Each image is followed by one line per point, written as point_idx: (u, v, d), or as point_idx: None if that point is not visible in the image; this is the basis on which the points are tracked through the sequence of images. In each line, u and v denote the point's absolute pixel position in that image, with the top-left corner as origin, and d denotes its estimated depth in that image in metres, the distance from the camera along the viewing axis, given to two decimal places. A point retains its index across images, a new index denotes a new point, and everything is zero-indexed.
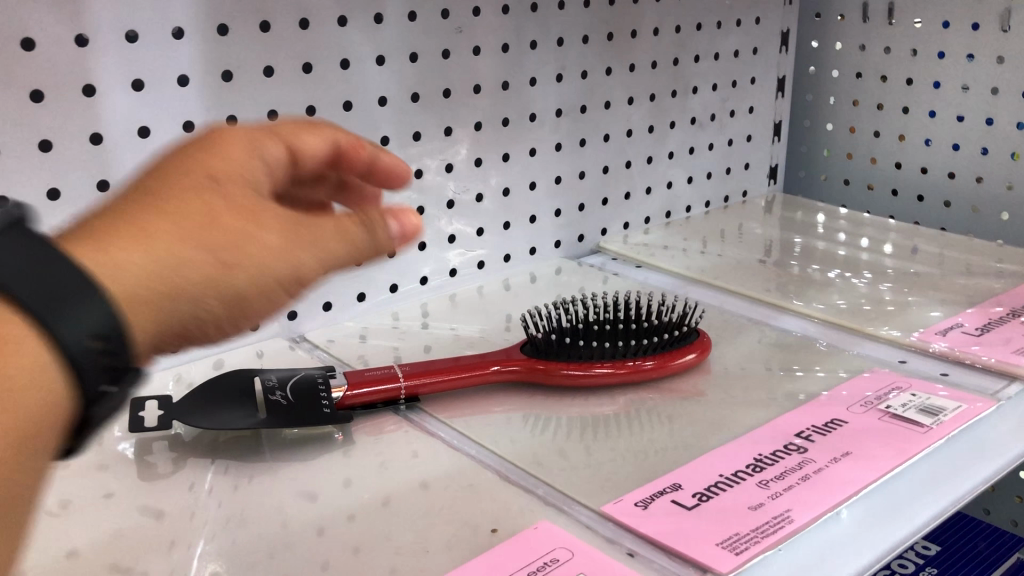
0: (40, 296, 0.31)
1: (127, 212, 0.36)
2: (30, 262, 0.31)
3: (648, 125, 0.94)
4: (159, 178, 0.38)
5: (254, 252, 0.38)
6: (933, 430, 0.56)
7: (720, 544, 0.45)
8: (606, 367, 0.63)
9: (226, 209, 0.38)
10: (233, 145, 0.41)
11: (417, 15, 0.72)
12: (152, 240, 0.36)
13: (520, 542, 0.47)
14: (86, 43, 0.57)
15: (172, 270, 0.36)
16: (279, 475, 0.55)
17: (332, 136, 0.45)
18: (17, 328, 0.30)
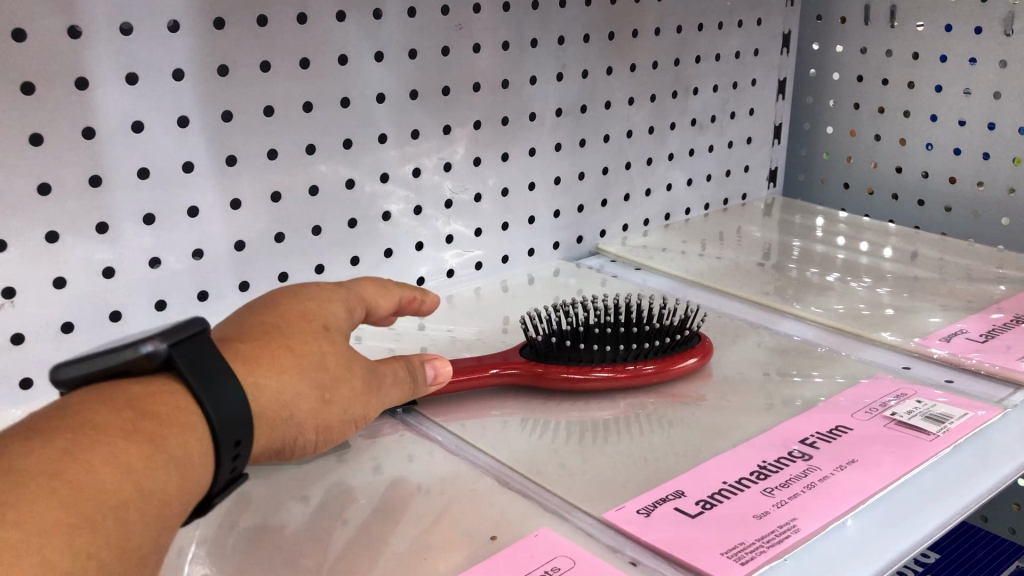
0: (209, 385, 0.40)
1: (265, 348, 0.46)
2: (206, 364, 0.41)
3: (648, 126, 0.93)
4: (282, 320, 0.48)
5: (344, 397, 0.49)
6: (940, 437, 0.55)
7: (724, 554, 0.44)
8: (606, 371, 0.62)
9: (334, 359, 0.48)
10: (330, 302, 0.51)
11: (417, 11, 0.71)
12: (287, 376, 0.45)
13: (520, 550, 0.46)
14: (79, 35, 0.56)
15: (292, 403, 0.46)
16: (272, 479, 0.53)
17: (397, 296, 0.56)
18: (190, 415, 0.40)
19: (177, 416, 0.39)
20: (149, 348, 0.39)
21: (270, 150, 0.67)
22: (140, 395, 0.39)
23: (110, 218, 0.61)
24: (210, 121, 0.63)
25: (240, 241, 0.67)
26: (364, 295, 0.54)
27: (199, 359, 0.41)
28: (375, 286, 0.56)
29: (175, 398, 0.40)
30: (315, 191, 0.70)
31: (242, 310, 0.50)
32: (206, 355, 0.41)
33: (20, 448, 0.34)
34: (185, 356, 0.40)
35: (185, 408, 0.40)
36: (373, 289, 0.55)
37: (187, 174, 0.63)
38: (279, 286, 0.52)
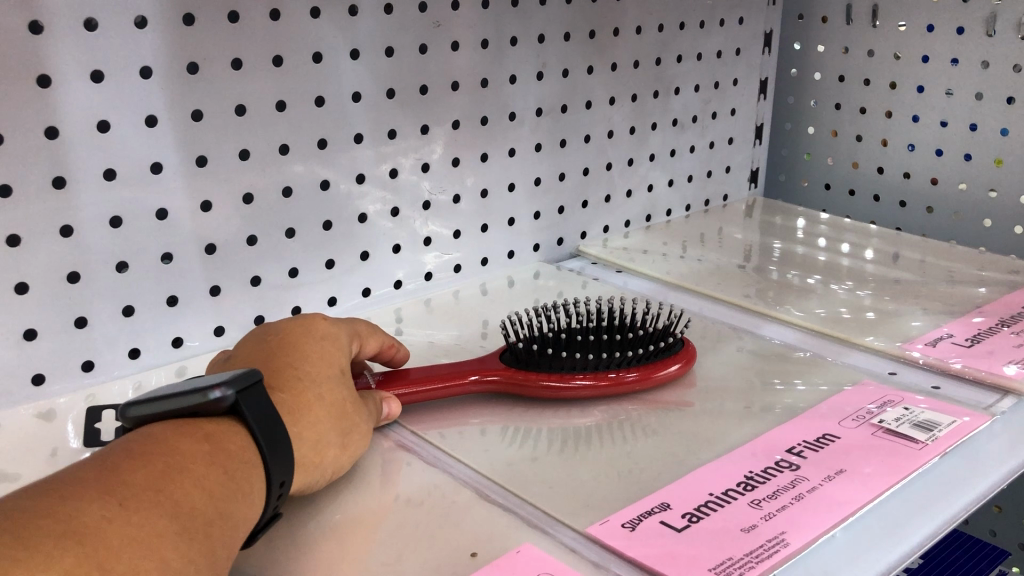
0: (266, 431, 0.45)
1: (297, 395, 0.49)
2: (264, 411, 0.45)
3: (630, 126, 0.92)
4: (309, 362, 0.51)
5: (362, 437, 0.52)
6: (928, 446, 0.54)
7: (713, 569, 0.43)
8: (586, 380, 0.60)
9: (351, 404, 0.52)
10: (339, 343, 0.54)
11: (393, 8, 0.69)
12: (319, 423, 0.49)
13: (502, 567, 0.44)
14: (40, 30, 0.54)
15: (321, 450, 0.49)
16: None
17: (381, 338, 0.60)
18: (250, 455, 0.44)
19: (241, 454, 0.43)
20: (218, 395, 0.43)
21: (242, 150, 0.65)
22: (210, 434, 0.43)
23: (74, 221, 0.58)
24: (179, 120, 0.61)
25: (211, 244, 0.65)
26: (364, 334, 0.58)
27: (257, 405, 0.45)
28: (370, 327, 0.59)
29: (237, 439, 0.44)
30: (288, 193, 0.68)
31: (262, 348, 0.52)
32: (264, 403, 0.45)
33: (124, 469, 0.39)
34: (248, 403, 0.44)
35: (247, 449, 0.44)
36: (369, 331, 0.59)
37: (155, 176, 0.61)
38: (290, 322, 0.55)
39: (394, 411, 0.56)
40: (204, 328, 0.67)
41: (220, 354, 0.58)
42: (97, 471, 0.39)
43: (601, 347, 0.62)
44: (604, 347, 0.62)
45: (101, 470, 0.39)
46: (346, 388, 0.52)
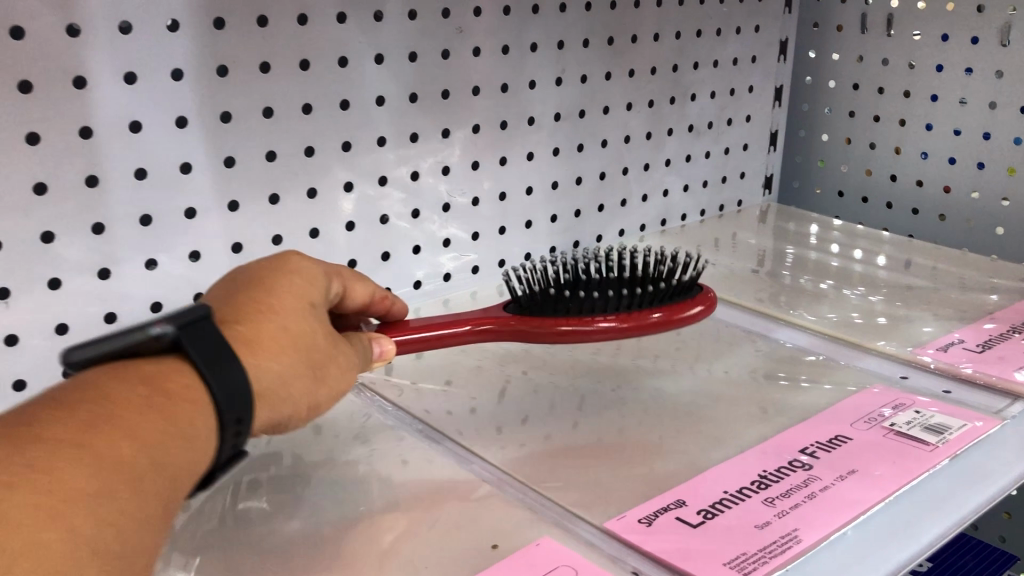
0: (214, 368, 0.43)
1: (260, 327, 0.47)
2: (211, 347, 0.43)
3: (645, 131, 0.93)
4: (274, 296, 0.49)
5: (333, 372, 0.50)
6: (939, 448, 0.55)
7: (727, 564, 0.44)
8: (611, 320, 0.63)
9: (321, 338, 0.49)
10: (312, 279, 0.52)
11: (418, 14, 0.71)
12: (284, 354, 0.47)
13: (522, 558, 0.46)
14: (77, 34, 0.55)
15: (286, 383, 0.47)
16: (276, 489, 0.54)
17: (370, 288, 0.58)
18: (196, 394, 0.42)
19: (184, 393, 0.42)
20: (158, 331, 0.42)
21: (269, 151, 0.66)
22: (153, 375, 0.42)
23: (106, 219, 0.60)
24: (208, 122, 0.62)
25: (237, 244, 0.67)
26: (345, 277, 0.56)
27: (203, 341, 0.43)
28: (351, 273, 0.57)
29: (181, 378, 0.42)
30: (313, 194, 0.70)
31: (230, 285, 0.50)
32: (212, 338, 0.43)
33: (44, 421, 0.37)
34: (191, 338, 0.43)
35: (193, 388, 0.42)
36: (349, 274, 0.57)
37: (185, 176, 0.63)
38: (262, 261, 0.52)
39: (388, 349, 0.56)
40: None
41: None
42: (12, 425, 0.37)
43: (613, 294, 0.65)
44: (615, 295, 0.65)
45: (18, 421, 0.37)
46: (315, 321, 0.50)
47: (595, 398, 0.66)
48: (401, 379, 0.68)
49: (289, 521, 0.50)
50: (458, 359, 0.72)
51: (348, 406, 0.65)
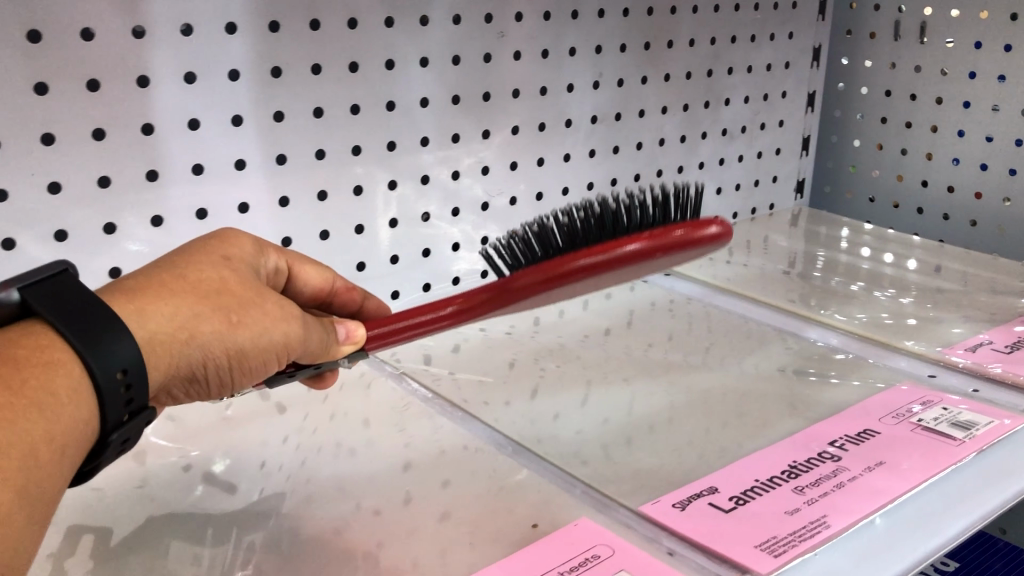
0: (78, 323, 0.38)
1: (158, 277, 0.44)
2: (67, 301, 0.39)
3: (680, 134, 0.95)
4: (182, 253, 0.47)
5: (256, 315, 0.46)
6: (965, 443, 0.56)
7: (757, 547, 0.46)
8: (640, 243, 0.56)
9: (234, 281, 0.47)
10: (237, 245, 0.51)
11: (461, 19, 0.73)
12: (182, 295, 0.44)
13: (562, 537, 0.48)
14: (142, 35, 0.58)
15: (187, 324, 0.43)
16: (329, 472, 0.57)
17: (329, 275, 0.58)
18: (56, 355, 0.37)
19: (42, 356, 0.37)
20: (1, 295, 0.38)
21: (318, 150, 0.69)
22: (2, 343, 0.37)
23: (164, 212, 0.63)
24: (262, 120, 0.65)
25: (287, 238, 0.70)
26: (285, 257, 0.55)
27: (58, 299, 0.39)
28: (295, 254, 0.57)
29: (37, 341, 0.38)
30: (359, 191, 0.73)
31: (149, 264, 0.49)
32: (68, 293, 0.39)
33: None
34: (42, 297, 0.39)
35: (51, 349, 0.37)
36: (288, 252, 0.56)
37: (239, 172, 0.66)
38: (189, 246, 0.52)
39: (356, 326, 0.53)
40: None
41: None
42: None
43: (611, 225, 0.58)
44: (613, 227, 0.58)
45: None
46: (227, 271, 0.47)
47: (629, 391, 0.68)
48: (440, 369, 0.71)
49: (346, 502, 0.54)
50: (495, 352, 0.74)
51: (390, 394, 0.67)
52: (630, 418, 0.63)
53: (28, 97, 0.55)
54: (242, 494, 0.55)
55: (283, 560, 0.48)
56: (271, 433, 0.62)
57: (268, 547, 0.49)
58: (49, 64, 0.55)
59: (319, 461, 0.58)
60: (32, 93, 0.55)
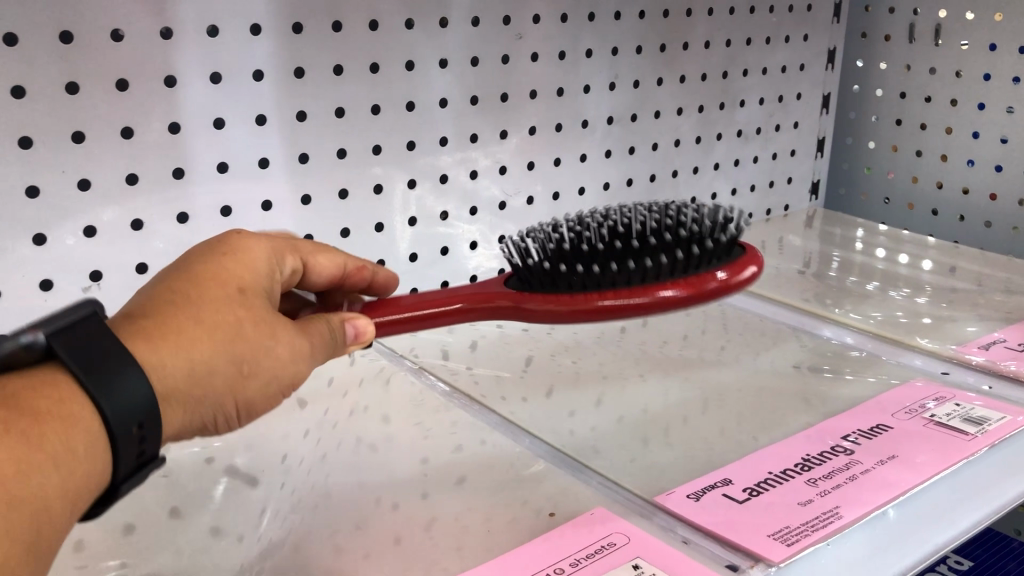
0: (101, 375, 0.38)
1: (170, 321, 0.42)
2: (94, 351, 0.38)
3: (695, 135, 0.96)
4: (191, 282, 0.44)
5: (268, 363, 0.45)
6: (977, 438, 0.57)
7: (771, 536, 0.47)
8: (673, 289, 0.58)
9: (248, 321, 0.44)
10: (247, 263, 0.47)
11: (480, 21, 0.74)
12: (194, 347, 0.42)
13: (579, 525, 0.49)
14: (170, 36, 0.60)
15: (198, 380, 0.42)
16: (350, 463, 0.58)
17: (341, 261, 0.55)
18: (76, 408, 0.37)
19: (62, 409, 0.37)
20: (27, 338, 0.37)
21: (340, 149, 0.70)
22: (24, 389, 0.36)
23: (190, 209, 0.65)
24: (285, 120, 0.67)
25: (309, 235, 0.71)
26: (292, 251, 0.52)
27: (84, 347, 0.38)
28: (305, 248, 0.53)
29: (57, 392, 0.37)
30: (379, 190, 0.74)
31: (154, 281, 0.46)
32: (96, 340, 0.38)
33: None
34: (69, 345, 0.38)
35: (71, 401, 0.37)
36: (296, 247, 0.52)
37: (263, 170, 0.67)
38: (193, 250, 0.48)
39: (365, 325, 0.50)
40: None
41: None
42: None
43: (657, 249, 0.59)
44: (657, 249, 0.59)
45: None
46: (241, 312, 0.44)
47: (644, 387, 0.69)
48: (458, 364, 0.72)
49: (368, 493, 0.55)
50: (512, 349, 0.75)
51: (409, 388, 0.68)
52: (646, 413, 0.64)
53: (60, 97, 0.57)
54: (266, 484, 0.56)
55: (307, 547, 0.50)
56: (293, 425, 0.63)
57: (291, 535, 0.51)
58: (79, 65, 0.57)
59: (341, 454, 0.59)
60: (63, 93, 0.57)
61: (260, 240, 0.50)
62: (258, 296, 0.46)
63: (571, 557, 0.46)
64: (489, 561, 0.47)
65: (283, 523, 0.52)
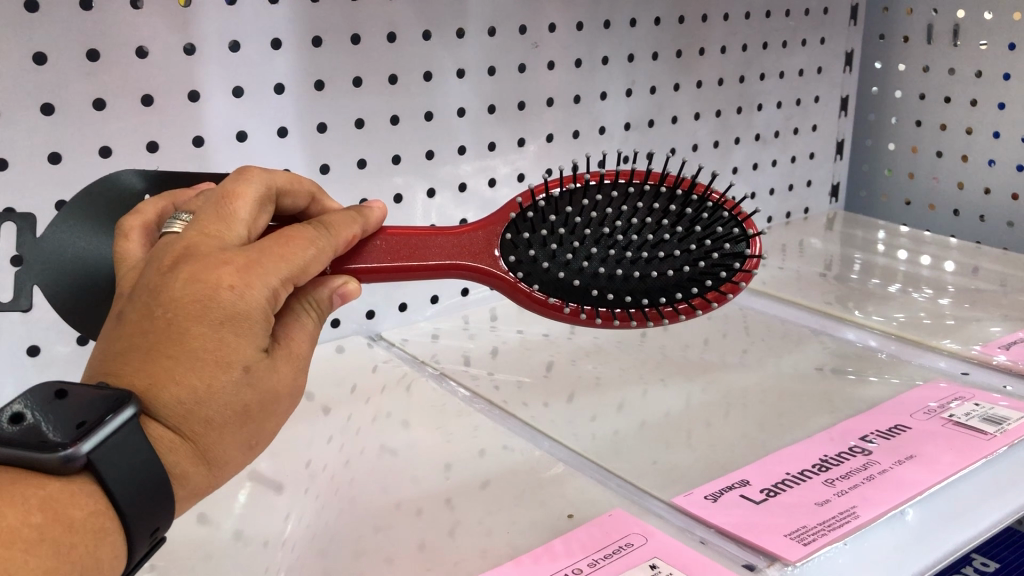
0: (131, 491, 0.36)
1: (182, 421, 0.38)
2: (133, 467, 0.36)
3: (713, 140, 0.97)
4: (196, 369, 0.38)
5: (276, 420, 0.42)
6: (997, 437, 0.56)
7: (787, 535, 0.47)
8: (685, 310, 0.53)
9: (258, 401, 0.40)
10: (249, 328, 0.39)
11: (497, 31, 0.75)
12: (212, 441, 0.39)
13: (597, 526, 0.50)
14: (193, 52, 0.61)
15: (216, 467, 0.40)
16: (375, 467, 0.59)
17: (330, 251, 0.44)
18: (105, 520, 0.36)
19: (92, 525, 0.35)
20: (69, 452, 0.35)
21: (361, 160, 0.72)
22: (60, 504, 0.34)
23: None
24: (307, 132, 0.68)
25: None
26: (295, 263, 0.41)
27: (124, 463, 0.36)
28: (304, 235, 0.43)
29: (90, 503, 0.35)
30: (399, 199, 0.75)
31: (141, 325, 0.38)
32: (136, 452, 0.36)
33: None
34: (109, 458, 0.36)
35: (102, 513, 0.36)
36: (297, 247, 0.42)
37: None
38: (178, 279, 0.39)
39: (350, 292, 0.46)
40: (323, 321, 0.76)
41: (137, 253, 0.46)
42: None
43: (636, 261, 0.52)
44: (634, 263, 0.52)
45: None
46: (253, 393, 0.40)
47: (664, 391, 0.69)
48: (479, 370, 0.73)
49: (389, 499, 0.56)
50: (533, 354, 0.76)
51: (431, 392, 0.69)
52: (669, 417, 0.65)
53: (87, 113, 0.58)
54: (291, 489, 0.57)
55: (331, 551, 0.51)
56: (317, 430, 0.64)
57: (316, 539, 0.52)
58: (106, 82, 0.58)
59: (363, 460, 0.60)
60: (90, 109, 0.58)
61: (261, 271, 0.40)
62: (264, 358, 0.40)
63: (589, 558, 0.47)
64: (510, 562, 0.48)
65: (308, 528, 0.53)
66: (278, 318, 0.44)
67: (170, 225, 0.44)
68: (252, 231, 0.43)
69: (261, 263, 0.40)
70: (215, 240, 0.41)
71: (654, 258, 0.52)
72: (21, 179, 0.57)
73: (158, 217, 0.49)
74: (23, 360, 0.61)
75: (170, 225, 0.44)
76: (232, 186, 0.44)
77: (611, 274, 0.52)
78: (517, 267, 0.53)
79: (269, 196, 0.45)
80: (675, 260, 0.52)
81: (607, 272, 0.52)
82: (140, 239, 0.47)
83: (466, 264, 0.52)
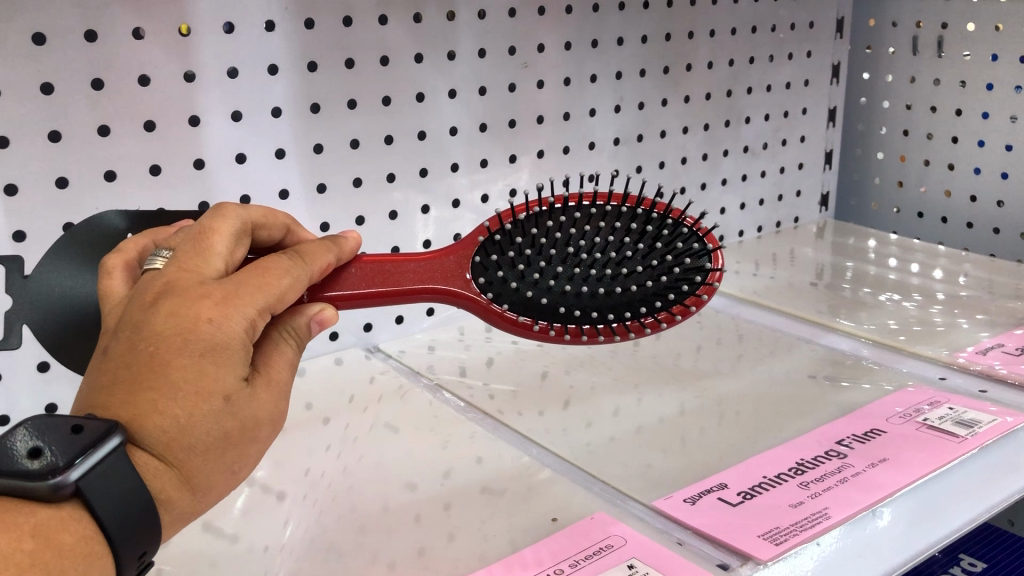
0: (118, 517, 0.39)
1: (165, 449, 0.40)
2: (120, 495, 0.39)
3: (703, 153, 0.99)
4: (178, 400, 0.40)
5: (258, 446, 0.45)
6: (968, 440, 0.59)
7: (761, 536, 0.49)
8: (651, 325, 0.56)
9: (239, 428, 0.42)
10: (228, 358, 0.42)
11: (487, 52, 0.78)
12: (194, 469, 0.41)
13: (580, 530, 0.52)
14: (192, 79, 0.64)
15: (197, 493, 0.42)
16: (373, 474, 0.62)
17: (307, 280, 0.47)
18: (95, 544, 0.38)
19: (80, 549, 0.38)
20: (58, 480, 0.37)
21: (356, 178, 0.74)
22: (49, 531, 0.37)
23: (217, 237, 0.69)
24: (304, 153, 0.71)
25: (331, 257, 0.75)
26: (271, 293, 0.44)
27: (112, 489, 0.38)
28: (278, 266, 0.45)
29: (79, 529, 0.38)
30: (394, 216, 0.78)
31: (124, 359, 0.41)
32: (123, 480, 0.39)
33: None
34: (97, 485, 0.38)
35: (90, 537, 0.38)
36: (273, 278, 0.45)
37: (283, 201, 0.71)
38: (160, 313, 0.41)
39: (327, 320, 0.49)
40: (321, 334, 0.79)
41: (119, 289, 0.49)
42: None
43: (601, 278, 0.55)
44: (600, 280, 0.55)
45: None
46: (233, 421, 0.42)
47: (653, 399, 0.71)
48: (475, 380, 0.75)
49: (384, 506, 0.58)
50: (527, 364, 0.78)
51: (428, 402, 0.72)
52: (661, 423, 0.67)
53: (93, 139, 0.61)
54: (291, 497, 0.60)
55: (329, 555, 0.53)
56: (315, 439, 0.66)
57: (314, 544, 0.54)
58: (110, 109, 0.61)
59: (361, 468, 0.63)
60: (96, 135, 0.61)
61: (239, 303, 0.42)
62: (242, 386, 0.43)
63: (570, 559, 0.49)
64: (498, 564, 0.50)
65: (306, 534, 0.56)
66: (258, 347, 0.46)
67: (150, 262, 0.47)
68: (229, 264, 0.46)
69: (238, 296, 0.43)
70: (193, 275, 0.44)
71: (617, 276, 0.55)
72: (30, 203, 0.60)
73: (140, 256, 0.51)
74: (34, 376, 0.64)
75: (151, 262, 0.47)
76: (208, 222, 0.46)
77: (579, 291, 0.54)
78: (487, 288, 0.55)
79: (244, 230, 0.48)
80: (640, 276, 0.55)
81: (573, 289, 0.54)
82: (122, 274, 0.49)
83: (439, 287, 0.55)
